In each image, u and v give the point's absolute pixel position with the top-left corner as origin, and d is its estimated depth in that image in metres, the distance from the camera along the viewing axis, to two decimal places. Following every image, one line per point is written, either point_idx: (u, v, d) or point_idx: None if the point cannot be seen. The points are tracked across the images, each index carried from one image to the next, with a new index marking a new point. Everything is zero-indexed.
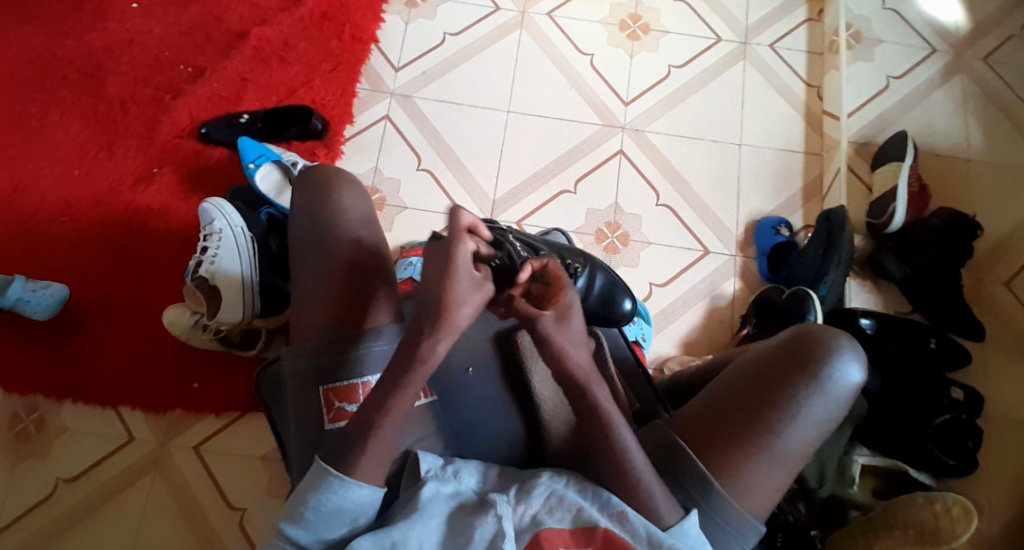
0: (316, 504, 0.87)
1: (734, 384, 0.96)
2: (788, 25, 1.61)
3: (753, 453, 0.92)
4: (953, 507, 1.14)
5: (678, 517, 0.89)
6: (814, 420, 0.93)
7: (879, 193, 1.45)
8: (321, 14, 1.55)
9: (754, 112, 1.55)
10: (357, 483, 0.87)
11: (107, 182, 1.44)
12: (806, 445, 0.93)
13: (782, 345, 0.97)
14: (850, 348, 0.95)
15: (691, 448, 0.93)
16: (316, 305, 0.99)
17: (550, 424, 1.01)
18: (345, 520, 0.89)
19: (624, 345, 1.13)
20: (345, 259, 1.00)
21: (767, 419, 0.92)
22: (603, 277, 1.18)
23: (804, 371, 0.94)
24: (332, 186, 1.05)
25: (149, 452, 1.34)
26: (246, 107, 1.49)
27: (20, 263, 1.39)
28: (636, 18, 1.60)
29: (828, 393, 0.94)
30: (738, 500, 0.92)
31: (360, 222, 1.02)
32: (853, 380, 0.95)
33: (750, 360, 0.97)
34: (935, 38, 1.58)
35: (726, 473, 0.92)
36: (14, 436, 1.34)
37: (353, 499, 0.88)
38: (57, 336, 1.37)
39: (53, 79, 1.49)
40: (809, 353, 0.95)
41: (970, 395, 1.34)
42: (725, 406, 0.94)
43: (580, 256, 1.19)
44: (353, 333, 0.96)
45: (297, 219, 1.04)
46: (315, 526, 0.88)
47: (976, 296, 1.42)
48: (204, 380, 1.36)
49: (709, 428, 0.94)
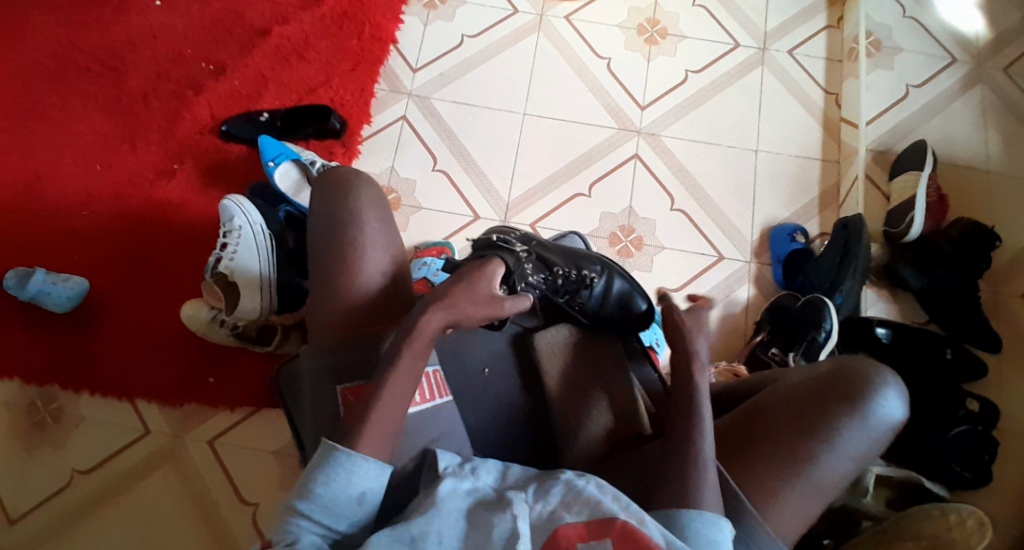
0: (323, 481, 0.86)
1: (774, 411, 0.97)
2: (808, 31, 1.60)
3: (789, 480, 0.93)
4: (968, 520, 1.16)
5: (718, 512, 0.89)
6: (852, 452, 0.95)
7: (898, 201, 1.44)
8: (341, 13, 1.55)
9: (771, 117, 1.54)
10: (364, 456, 0.87)
11: (129, 176, 1.45)
12: (841, 476, 0.94)
13: (824, 376, 0.98)
14: (892, 384, 0.97)
15: (729, 471, 0.94)
16: (336, 307, 0.99)
17: (569, 428, 1.01)
18: (352, 497, 0.86)
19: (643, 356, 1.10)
20: (367, 262, 1.01)
21: (805, 449, 0.94)
22: (620, 282, 1.15)
23: (846, 403, 0.95)
24: (350, 185, 1.04)
25: (164, 444, 1.35)
26: (265, 104, 1.50)
27: (41, 253, 1.41)
28: (654, 22, 1.60)
29: (869, 427, 0.95)
30: (773, 524, 0.93)
31: (376, 222, 1.02)
32: (893, 415, 0.96)
33: (790, 387, 0.98)
34: (955, 47, 1.57)
35: (762, 498, 0.93)
36: (32, 426, 1.35)
37: (360, 471, 0.87)
38: (77, 327, 1.38)
39: (77, 72, 1.50)
40: (852, 385, 0.96)
41: (986, 409, 1.33)
42: (761, 428, 0.96)
43: (597, 265, 1.15)
44: (373, 332, 0.97)
45: (315, 218, 1.04)
46: (321, 504, 0.85)
47: (993, 307, 1.41)
48: (221, 374, 1.38)
49: (743, 450, 0.96)
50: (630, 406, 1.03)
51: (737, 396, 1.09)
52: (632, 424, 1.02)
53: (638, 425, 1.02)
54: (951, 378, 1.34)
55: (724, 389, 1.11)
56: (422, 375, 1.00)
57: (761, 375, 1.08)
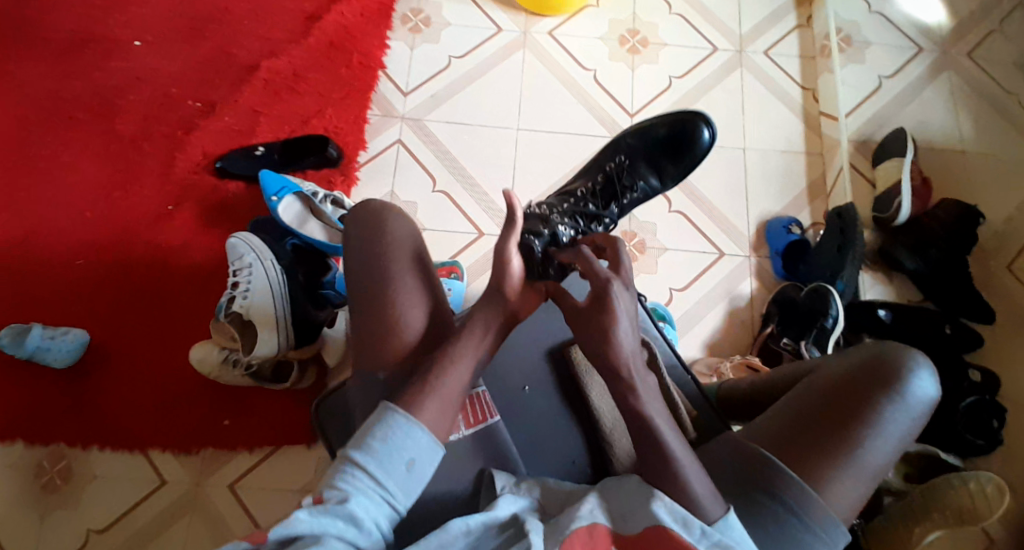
0: (380, 437, 0.88)
1: (814, 397, 0.99)
2: (781, 31, 1.66)
3: (838, 465, 0.95)
4: (987, 486, 1.21)
5: (724, 510, 0.89)
6: (894, 435, 0.96)
7: (884, 187, 1.50)
8: (328, 44, 1.56)
9: (755, 116, 1.60)
10: (422, 426, 0.89)
11: (125, 221, 1.43)
12: (888, 460, 0.96)
13: (859, 361, 1.00)
14: (924, 366, 0.99)
15: (776, 458, 0.96)
16: (378, 340, 0.97)
17: (612, 437, 1.04)
18: (402, 461, 0.87)
19: (680, 365, 1.14)
20: (406, 303, 0.98)
21: (849, 434, 0.95)
22: (655, 172, 1.29)
23: (885, 388, 0.97)
24: (382, 217, 1.02)
25: (183, 493, 1.32)
26: (260, 139, 1.50)
27: (38, 307, 1.37)
28: (634, 33, 1.64)
29: (908, 409, 0.97)
30: (827, 507, 0.94)
31: (415, 255, 1.00)
32: (928, 395, 0.98)
33: (827, 374, 1.00)
34: (921, 37, 1.65)
35: (812, 483, 0.94)
36: (41, 488, 1.31)
37: (413, 438, 0.88)
38: (82, 380, 1.35)
39: (62, 121, 1.48)
40: (890, 371, 0.98)
41: (988, 378, 1.38)
42: (803, 416, 0.98)
43: (624, 152, 1.29)
44: (428, 359, 0.95)
45: (351, 254, 1.01)
46: (374, 460, 0.87)
47: (984, 281, 1.47)
48: (236, 415, 1.35)
49: (788, 437, 0.97)
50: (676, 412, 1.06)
51: (762, 394, 1.12)
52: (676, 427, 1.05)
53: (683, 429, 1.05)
54: (949, 351, 1.40)
55: (752, 385, 1.14)
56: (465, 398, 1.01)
57: (784, 374, 1.09)
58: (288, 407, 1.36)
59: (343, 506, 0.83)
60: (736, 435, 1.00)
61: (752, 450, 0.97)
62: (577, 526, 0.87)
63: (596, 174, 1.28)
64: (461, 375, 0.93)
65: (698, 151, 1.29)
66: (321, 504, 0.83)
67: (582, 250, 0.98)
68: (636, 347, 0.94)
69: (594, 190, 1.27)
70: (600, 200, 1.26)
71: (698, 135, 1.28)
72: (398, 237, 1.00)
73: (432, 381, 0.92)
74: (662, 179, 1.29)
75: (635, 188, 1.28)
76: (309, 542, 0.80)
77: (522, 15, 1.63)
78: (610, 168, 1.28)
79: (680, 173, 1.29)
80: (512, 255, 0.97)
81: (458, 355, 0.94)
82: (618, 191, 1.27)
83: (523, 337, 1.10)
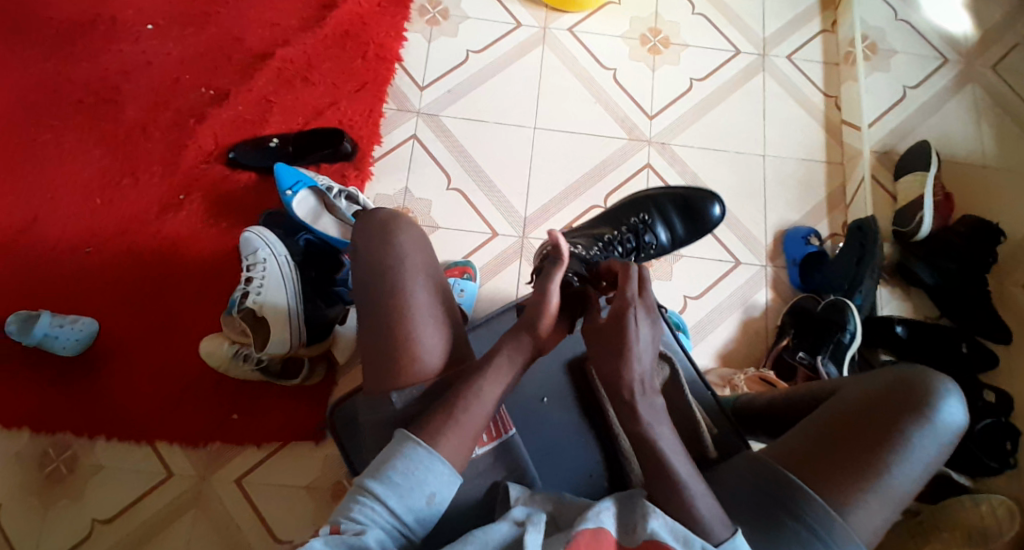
0: (401, 470, 0.87)
1: (838, 419, 0.97)
2: (804, 36, 1.64)
3: (862, 488, 0.92)
4: (998, 509, 1.20)
5: (730, 532, 0.88)
6: (921, 460, 0.94)
7: (904, 202, 1.48)
8: (343, 34, 1.53)
9: (775, 122, 1.57)
10: (445, 461, 0.88)
11: (133, 210, 1.40)
12: (914, 485, 0.94)
13: (885, 383, 0.98)
14: (952, 390, 0.97)
15: (798, 479, 0.94)
16: (391, 352, 0.94)
17: (629, 460, 1.00)
18: (422, 496, 0.86)
19: (701, 380, 1.12)
20: (416, 317, 0.95)
21: (874, 456, 0.93)
22: (666, 230, 1.38)
23: (913, 411, 0.95)
24: (391, 228, 0.99)
25: (189, 486, 1.29)
26: (271, 130, 1.46)
27: (42, 295, 1.34)
28: (656, 31, 1.61)
29: (936, 434, 0.95)
30: (851, 532, 0.91)
31: (425, 269, 0.98)
32: (956, 420, 0.96)
33: (852, 396, 0.98)
34: (946, 47, 1.62)
35: (835, 506, 0.92)
36: (45, 477, 1.28)
37: (434, 472, 0.87)
38: (86, 371, 1.32)
39: (69, 104, 1.45)
40: (917, 395, 0.96)
41: (1002, 398, 1.37)
42: (826, 436, 0.96)
43: (644, 208, 1.38)
44: (456, 378, 0.94)
45: (357, 267, 0.98)
46: (393, 493, 0.85)
47: (1000, 298, 1.45)
48: (245, 410, 1.33)
49: (811, 457, 0.95)
50: (694, 431, 1.04)
51: (781, 410, 1.10)
52: (695, 444, 1.04)
53: (703, 446, 1.04)
54: (966, 370, 1.38)
55: (770, 400, 1.12)
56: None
57: (805, 391, 1.07)
58: (295, 405, 1.33)
59: (359, 537, 0.82)
60: (758, 453, 0.98)
61: (773, 470, 0.95)
62: (582, 527, 0.84)
63: (620, 225, 1.36)
64: (484, 402, 0.91)
65: (709, 223, 1.39)
66: (338, 533, 0.82)
67: (630, 267, 0.97)
68: (650, 369, 0.92)
69: (619, 238, 1.34)
70: (623, 248, 1.33)
71: (711, 208, 1.39)
72: (406, 249, 0.97)
73: (462, 403, 0.91)
74: (673, 241, 1.38)
75: (648, 244, 1.36)
76: None
77: (542, 9, 1.60)
78: (632, 222, 1.37)
79: (689, 237, 1.39)
80: (553, 290, 0.98)
81: (488, 376, 0.93)
82: (638, 242, 1.35)
83: None
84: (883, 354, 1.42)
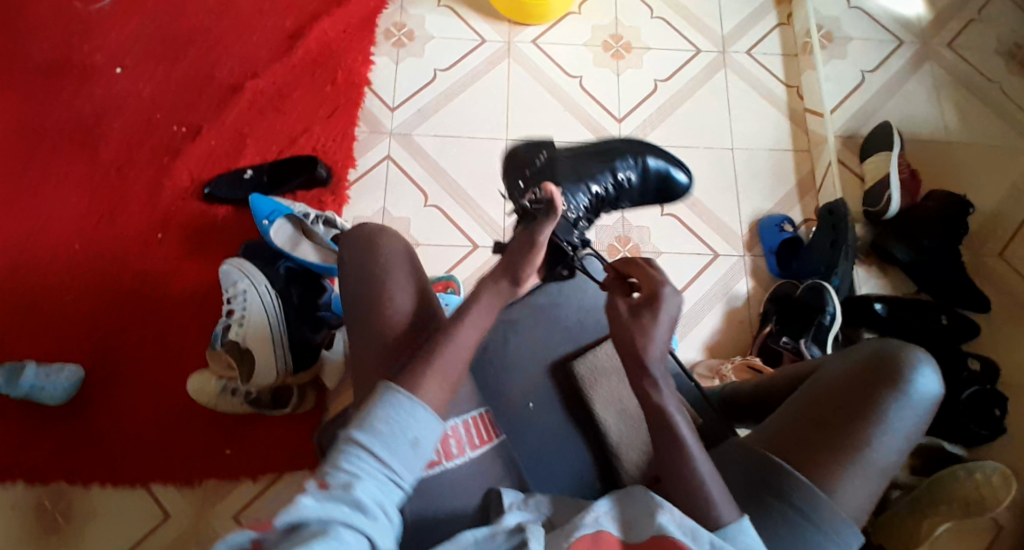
0: (386, 419, 0.83)
1: (817, 401, 0.98)
2: (762, 30, 1.68)
3: (845, 466, 0.94)
4: (993, 476, 1.21)
5: (736, 515, 0.87)
6: (901, 433, 0.95)
7: (873, 180, 1.51)
8: (311, 62, 1.56)
9: (741, 114, 1.60)
10: (424, 405, 0.85)
11: (112, 251, 1.41)
12: (896, 456, 0.95)
13: (861, 361, 0.99)
14: (926, 362, 0.98)
15: (784, 462, 0.95)
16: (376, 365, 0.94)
17: (621, 449, 1.03)
18: (409, 441, 0.83)
19: (682, 372, 1.13)
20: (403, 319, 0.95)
21: (853, 434, 0.94)
22: (641, 176, 1.29)
23: (889, 385, 0.96)
24: (377, 238, 1.00)
25: (188, 525, 1.29)
26: (246, 161, 1.48)
27: (27, 344, 1.35)
28: (617, 38, 1.64)
29: (913, 405, 0.96)
30: (838, 509, 0.92)
31: (412, 273, 0.98)
32: (933, 390, 0.97)
33: (830, 377, 0.99)
34: (900, 30, 1.66)
35: (819, 486, 0.93)
36: (42, 529, 1.28)
37: (419, 417, 0.84)
38: (76, 415, 1.32)
39: (43, 151, 1.46)
40: (892, 369, 0.97)
41: (987, 366, 1.38)
42: (807, 419, 0.97)
43: (629, 158, 1.28)
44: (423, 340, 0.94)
45: (345, 276, 0.99)
46: (381, 442, 0.82)
47: (975, 270, 1.48)
48: (238, 444, 1.33)
49: (794, 441, 0.96)
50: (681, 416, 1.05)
51: (766, 396, 1.11)
52: None
53: None
54: (947, 344, 1.39)
55: (756, 387, 1.13)
56: (460, 424, 0.97)
57: (789, 373, 1.09)
58: (287, 434, 1.33)
59: (348, 492, 0.78)
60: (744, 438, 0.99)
61: (759, 457, 0.96)
62: (581, 533, 0.85)
63: (605, 174, 1.24)
64: (464, 349, 0.91)
65: (679, 190, 1.33)
66: (326, 489, 0.79)
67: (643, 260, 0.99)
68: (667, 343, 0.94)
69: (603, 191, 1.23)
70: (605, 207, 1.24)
71: (680, 175, 1.33)
72: (393, 255, 0.98)
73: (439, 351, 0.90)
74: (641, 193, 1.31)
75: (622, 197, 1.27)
76: (316, 531, 0.75)
77: (505, 24, 1.63)
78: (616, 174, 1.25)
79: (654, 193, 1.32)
80: (541, 242, 0.95)
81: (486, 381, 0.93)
82: (616, 198, 1.26)
83: (524, 349, 1.08)
84: (866, 333, 1.43)
